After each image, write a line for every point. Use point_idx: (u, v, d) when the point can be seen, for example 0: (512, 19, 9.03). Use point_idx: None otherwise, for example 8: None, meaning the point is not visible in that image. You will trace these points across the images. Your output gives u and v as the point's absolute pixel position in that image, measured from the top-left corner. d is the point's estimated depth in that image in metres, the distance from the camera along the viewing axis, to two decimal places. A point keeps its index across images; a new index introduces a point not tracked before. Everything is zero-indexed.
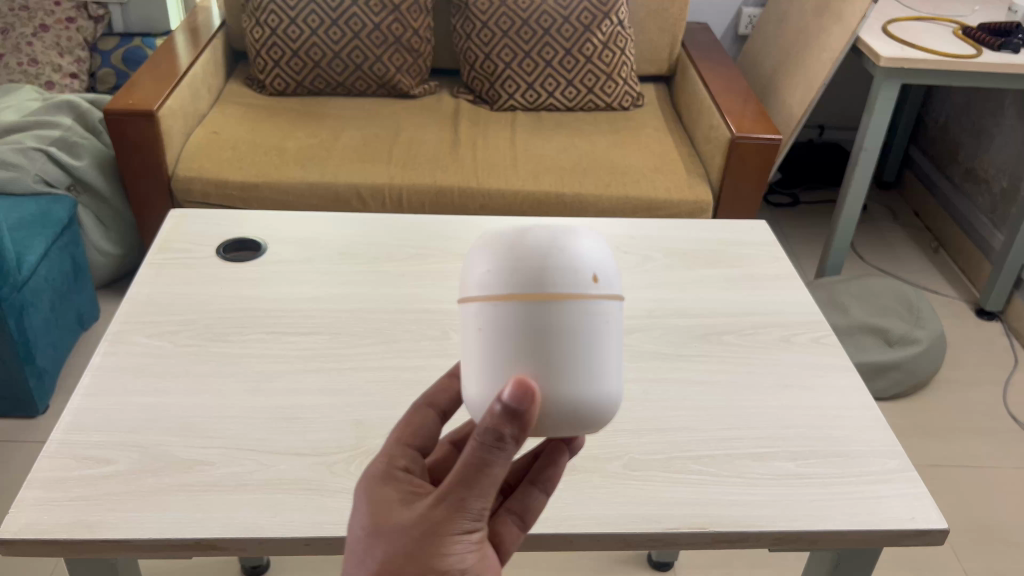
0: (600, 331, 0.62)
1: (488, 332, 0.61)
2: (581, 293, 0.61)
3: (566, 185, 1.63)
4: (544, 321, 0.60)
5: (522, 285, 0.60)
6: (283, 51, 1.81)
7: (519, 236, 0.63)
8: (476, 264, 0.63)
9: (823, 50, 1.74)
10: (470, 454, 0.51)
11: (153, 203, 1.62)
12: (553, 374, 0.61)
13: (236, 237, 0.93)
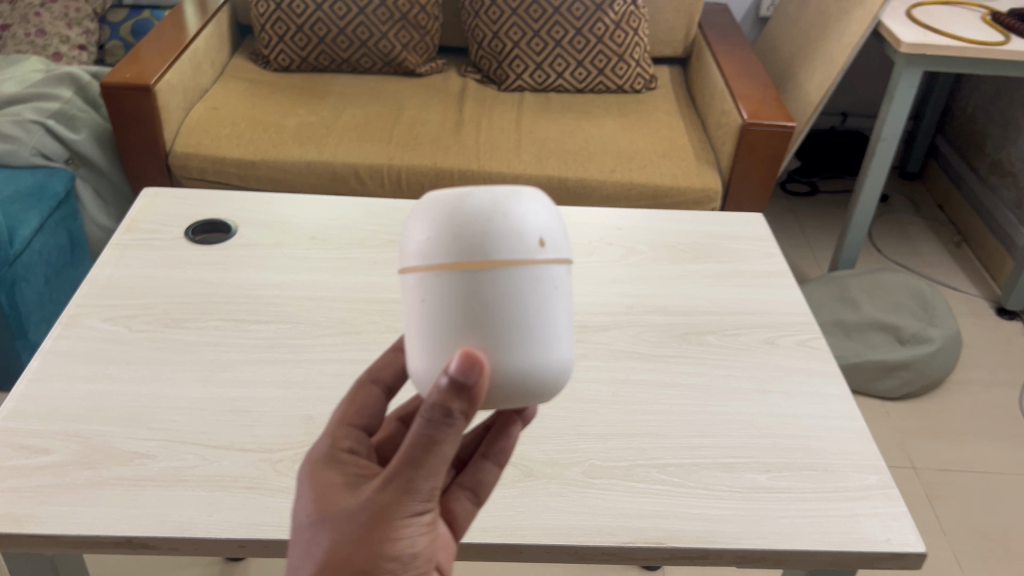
0: (548, 298, 0.60)
1: (431, 304, 0.58)
2: (528, 259, 0.58)
3: (569, 169, 1.58)
4: (491, 292, 0.57)
5: (468, 253, 0.57)
6: (287, 26, 1.78)
7: (461, 199, 0.59)
8: (415, 230, 0.59)
9: (843, 34, 1.67)
10: (417, 432, 0.48)
11: (151, 178, 1.60)
12: (501, 346, 0.58)
13: (206, 220, 0.90)
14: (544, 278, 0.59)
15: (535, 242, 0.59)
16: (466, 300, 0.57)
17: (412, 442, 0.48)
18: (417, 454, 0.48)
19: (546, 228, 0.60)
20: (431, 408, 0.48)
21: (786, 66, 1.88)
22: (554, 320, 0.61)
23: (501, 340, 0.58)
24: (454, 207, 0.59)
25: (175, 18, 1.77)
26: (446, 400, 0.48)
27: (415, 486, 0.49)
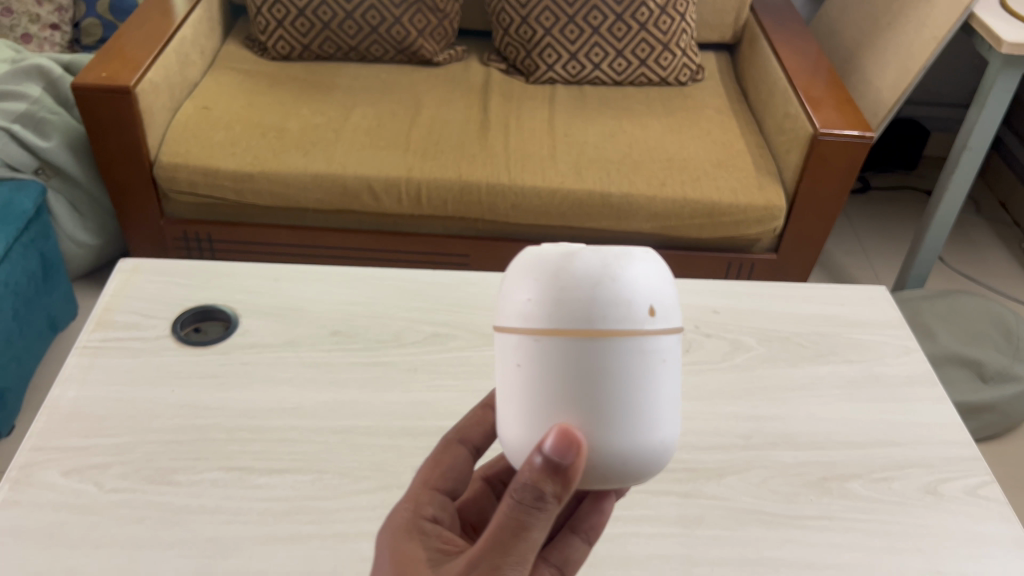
0: (658, 372, 0.52)
1: (525, 373, 0.52)
2: (636, 330, 0.51)
3: (612, 183, 1.39)
4: (593, 364, 0.50)
5: (567, 319, 0.50)
6: (287, 9, 1.57)
7: (565, 256, 0.53)
8: (515, 288, 0.53)
9: (924, 24, 1.46)
10: (508, 514, 0.48)
11: (135, 192, 1.40)
12: (600, 424, 0.51)
13: (197, 310, 0.86)
14: (654, 351, 0.51)
15: (649, 311, 0.51)
16: (563, 373, 0.51)
17: (501, 525, 0.48)
18: (506, 537, 0.48)
19: (659, 292, 0.53)
20: (523, 489, 0.48)
21: (847, 55, 1.68)
22: (664, 397, 0.53)
23: (600, 419, 0.51)
24: (557, 265, 0.52)
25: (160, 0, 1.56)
26: (539, 482, 0.48)
27: (500, 573, 0.49)
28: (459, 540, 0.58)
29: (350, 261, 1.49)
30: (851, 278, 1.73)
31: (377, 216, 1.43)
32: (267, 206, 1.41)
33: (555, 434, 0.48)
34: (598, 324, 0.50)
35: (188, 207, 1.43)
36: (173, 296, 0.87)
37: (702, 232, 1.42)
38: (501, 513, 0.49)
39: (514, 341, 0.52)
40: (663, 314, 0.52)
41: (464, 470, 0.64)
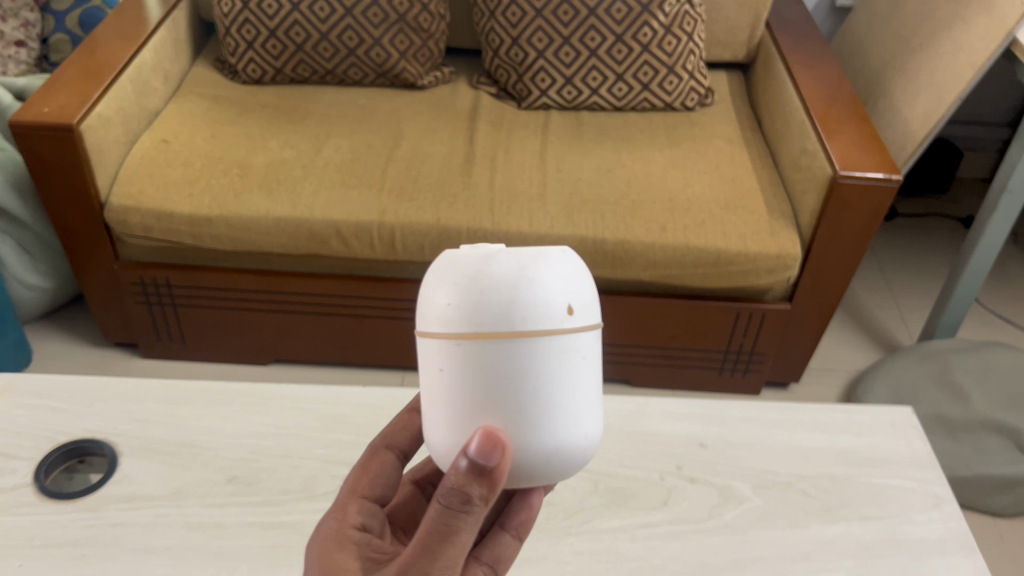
0: (578, 369, 0.52)
1: (447, 377, 0.51)
2: (555, 331, 0.50)
3: (608, 227, 1.25)
4: (513, 367, 0.50)
5: (486, 324, 0.49)
6: (257, 30, 1.44)
7: (484, 259, 0.52)
8: (434, 293, 0.52)
9: (960, 49, 1.30)
10: (435, 519, 0.49)
11: (86, 235, 1.29)
12: (525, 425, 0.51)
13: (69, 447, 0.78)
14: (573, 350, 0.51)
15: (569, 309, 0.51)
16: (483, 377, 0.50)
17: (429, 528, 0.49)
18: (434, 542, 0.49)
19: (578, 289, 0.53)
20: (450, 493, 0.49)
21: (872, 77, 1.52)
22: (585, 393, 0.53)
23: (522, 420, 0.51)
24: (472, 268, 0.51)
25: (121, 20, 1.44)
26: (465, 485, 0.49)
27: None
28: (389, 550, 0.58)
29: (320, 308, 1.36)
30: (874, 322, 1.58)
31: (349, 261, 1.30)
32: (227, 250, 1.29)
33: (479, 436, 0.49)
34: (519, 326, 0.50)
35: (145, 251, 1.31)
36: (47, 424, 0.81)
37: (707, 281, 1.28)
38: (428, 519, 0.49)
39: (434, 347, 0.51)
40: (582, 311, 0.52)
41: (391, 474, 0.64)
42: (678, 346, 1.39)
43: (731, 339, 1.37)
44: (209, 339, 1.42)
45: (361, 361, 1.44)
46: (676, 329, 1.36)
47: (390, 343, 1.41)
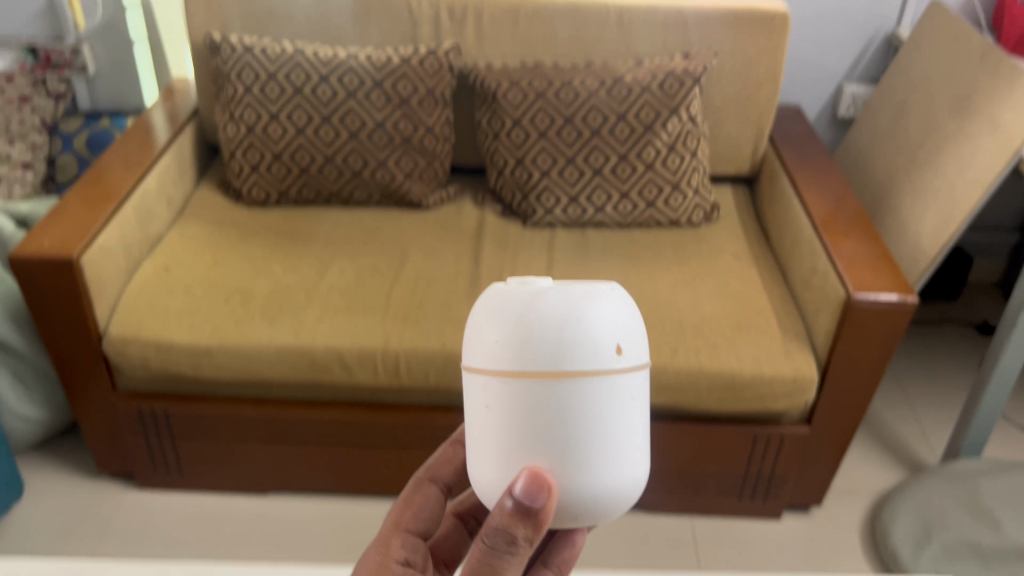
0: (628, 409, 0.50)
1: (494, 417, 0.50)
2: (606, 371, 0.48)
3: None
4: (560, 408, 0.48)
5: (535, 363, 0.48)
6: (262, 154, 1.45)
7: (533, 293, 0.50)
8: (481, 326, 0.50)
9: (966, 165, 1.29)
10: (480, 556, 0.51)
11: (82, 366, 1.25)
12: (570, 466, 0.50)
13: None
14: (625, 389, 0.49)
15: (617, 348, 0.49)
16: (530, 417, 0.49)
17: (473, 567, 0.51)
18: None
19: (629, 327, 0.50)
20: (496, 533, 0.50)
21: (878, 190, 1.52)
22: (635, 433, 0.51)
23: (570, 462, 0.49)
24: (520, 305, 0.49)
25: (127, 147, 1.44)
26: (510, 527, 0.50)
27: None
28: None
29: (321, 435, 1.31)
30: (894, 438, 1.53)
31: (352, 388, 1.27)
32: (227, 380, 1.25)
33: (524, 479, 0.49)
34: (566, 365, 0.48)
35: (143, 381, 1.28)
36: None
37: (722, 404, 1.23)
38: (474, 556, 0.51)
39: (482, 384, 0.50)
40: (632, 349, 0.50)
41: (434, 507, 0.64)
42: (693, 471, 1.33)
43: (748, 464, 1.32)
44: (207, 468, 1.37)
45: (364, 489, 1.39)
46: (690, 453, 1.31)
47: (393, 471, 1.35)
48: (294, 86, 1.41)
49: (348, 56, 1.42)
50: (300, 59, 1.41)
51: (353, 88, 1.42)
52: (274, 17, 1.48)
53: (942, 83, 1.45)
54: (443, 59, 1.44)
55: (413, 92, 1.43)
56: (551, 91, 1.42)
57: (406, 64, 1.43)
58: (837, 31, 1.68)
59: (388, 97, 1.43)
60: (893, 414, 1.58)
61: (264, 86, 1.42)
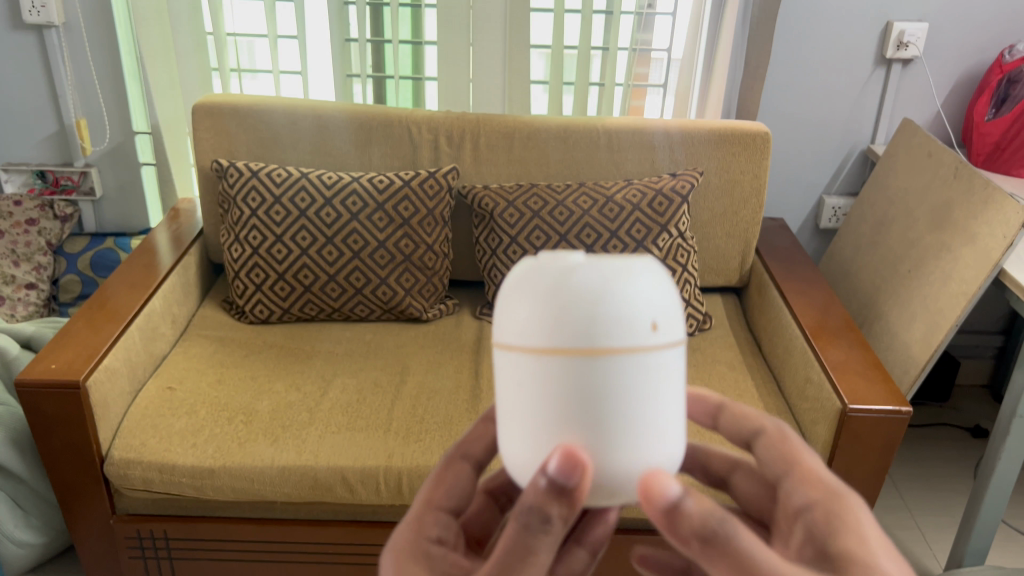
0: (662, 386, 0.51)
1: (526, 392, 0.51)
2: (638, 351, 0.49)
3: None
4: (593, 385, 0.49)
5: (567, 339, 0.49)
6: (266, 274, 1.48)
7: (565, 265, 0.50)
8: (512, 300, 0.51)
9: (948, 277, 1.35)
10: (514, 538, 0.50)
11: (81, 490, 1.25)
12: (604, 441, 0.50)
13: None
14: (657, 368, 0.50)
15: (653, 322, 0.50)
16: (562, 392, 0.50)
17: (505, 547, 0.50)
18: (515, 561, 0.50)
19: (663, 301, 0.51)
20: (531, 512, 0.49)
21: (865, 299, 1.56)
22: (668, 410, 0.52)
23: (605, 438, 0.50)
24: (552, 276, 0.50)
25: (131, 269, 1.48)
26: (545, 505, 0.49)
27: None
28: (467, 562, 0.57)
29: (322, 556, 1.30)
30: (898, 547, 1.52)
31: (354, 507, 1.26)
32: (229, 501, 1.25)
33: (558, 457, 0.49)
34: (600, 338, 0.49)
35: (143, 504, 1.27)
36: None
37: None
38: (508, 535, 0.50)
39: (515, 361, 0.51)
40: (666, 324, 0.50)
41: (465, 488, 0.61)
42: None
43: None
44: None
45: None
46: None
47: None
48: (299, 208, 1.47)
49: (352, 180, 1.49)
50: (305, 182, 1.48)
51: (356, 210, 1.47)
52: (281, 144, 1.56)
53: (919, 198, 1.51)
54: (443, 181, 1.51)
55: (414, 212, 1.49)
56: (546, 210, 1.48)
57: (407, 186, 1.49)
58: (815, 148, 1.77)
59: (389, 217, 1.48)
60: (894, 521, 1.58)
61: (270, 209, 1.47)
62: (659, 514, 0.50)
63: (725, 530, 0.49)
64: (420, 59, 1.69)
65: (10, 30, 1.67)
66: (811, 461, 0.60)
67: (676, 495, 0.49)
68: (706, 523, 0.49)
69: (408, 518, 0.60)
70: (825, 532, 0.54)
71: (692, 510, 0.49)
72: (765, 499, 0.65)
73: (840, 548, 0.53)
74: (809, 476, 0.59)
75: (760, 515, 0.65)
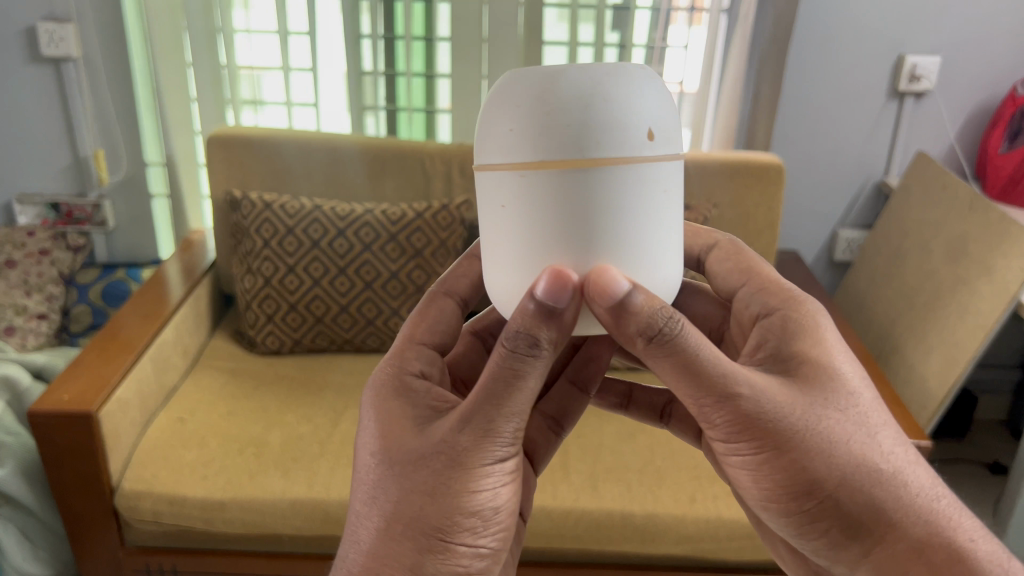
0: (653, 195, 0.53)
1: (516, 210, 0.54)
2: (630, 161, 0.52)
3: (635, 499, 1.21)
4: (583, 198, 0.52)
5: (558, 150, 0.51)
6: (278, 304, 1.48)
7: (555, 77, 0.52)
8: (499, 116, 0.53)
9: (965, 310, 1.33)
10: (502, 362, 0.55)
11: (90, 522, 1.23)
12: (594, 257, 0.54)
13: None
14: (648, 176, 0.53)
15: (643, 134, 0.52)
16: (553, 207, 0.52)
17: (492, 375, 0.55)
18: (503, 388, 0.55)
19: (655, 112, 0.53)
20: (519, 335, 0.54)
21: (881, 332, 1.55)
22: (657, 226, 0.55)
23: (597, 253, 0.54)
24: (540, 87, 0.51)
25: (141, 300, 1.47)
26: (532, 329, 0.54)
27: (491, 426, 0.56)
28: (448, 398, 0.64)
29: None
30: None
31: None
32: (239, 534, 1.23)
33: (547, 277, 0.52)
34: (589, 150, 0.51)
35: (150, 537, 1.25)
36: None
37: (743, 553, 1.21)
38: (496, 364, 0.55)
39: (504, 178, 0.53)
40: (657, 135, 0.52)
41: (450, 323, 0.71)
42: None
43: None
44: None
45: None
46: None
47: None
48: (312, 239, 1.46)
49: (365, 212, 1.49)
50: (319, 214, 1.47)
51: (368, 241, 1.47)
52: (294, 176, 1.56)
53: (935, 230, 1.50)
54: (456, 213, 1.50)
55: (427, 244, 1.48)
56: None
57: (420, 217, 1.49)
58: (829, 180, 1.77)
59: (402, 248, 1.48)
60: None
61: (282, 240, 1.47)
62: (607, 311, 0.53)
63: (670, 325, 0.55)
64: (434, 91, 1.70)
65: (28, 63, 1.68)
66: (763, 267, 0.71)
67: (625, 290, 0.53)
68: (652, 312, 0.54)
69: (393, 351, 0.68)
70: (778, 334, 0.64)
71: (639, 306, 0.53)
72: (717, 318, 0.76)
73: (790, 346, 0.63)
74: (764, 286, 0.69)
75: (711, 329, 0.76)
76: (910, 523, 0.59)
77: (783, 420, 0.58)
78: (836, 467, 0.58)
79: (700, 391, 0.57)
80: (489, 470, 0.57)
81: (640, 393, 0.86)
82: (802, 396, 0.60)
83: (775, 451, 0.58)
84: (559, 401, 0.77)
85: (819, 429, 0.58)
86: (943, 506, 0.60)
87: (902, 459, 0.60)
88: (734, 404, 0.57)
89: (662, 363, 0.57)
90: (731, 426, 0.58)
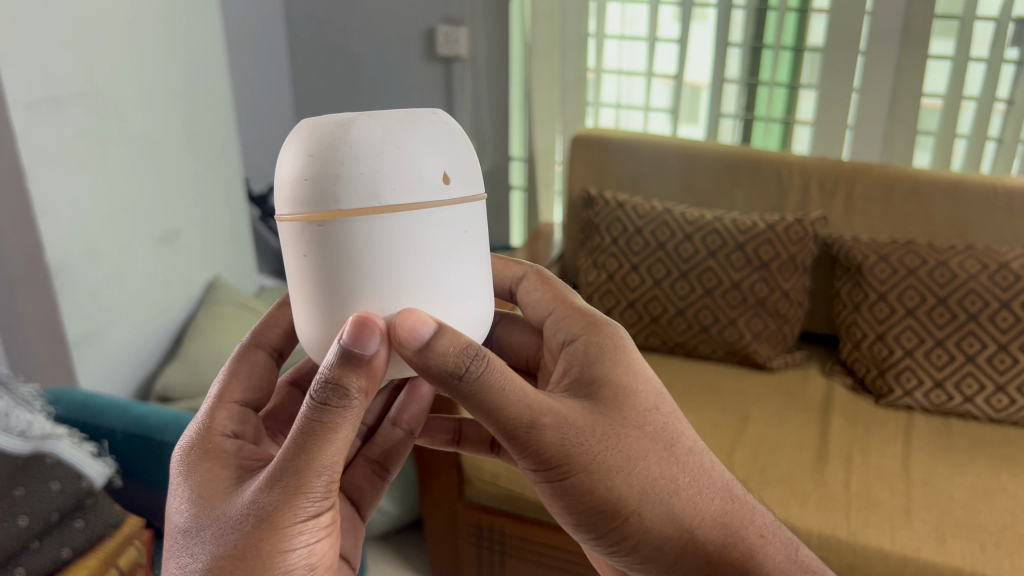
0: (448, 238, 0.51)
1: (313, 260, 0.51)
2: (427, 204, 0.50)
3: (989, 562, 1.08)
4: (382, 244, 0.49)
5: (339, 198, 0.48)
6: (617, 300, 1.53)
7: (345, 129, 0.50)
8: (292, 167, 0.50)
9: None
10: (311, 413, 0.49)
11: (439, 471, 1.37)
12: (397, 304, 0.51)
13: None
14: (449, 220, 0.51)
15: (436, 177, 0.50)
16: (347, 256, 0.50)
17: (302, 425, 0.49)
18: (310, 440, 0.49)
19: (450, 155, 0.51)
20: (325, 385, 0.49)
21: None
22: (460, 269, 0.52)
23: (402, 294, 0.51)
24: (329, 136, 0.49)
25: None
26: (342, 377, 0.49)
27: (306, 482, 0.50)
28: (264, 455, 0.58)
29: None
30: None
31: None
32: None
33: (352, 324, 0.49)
34: (382, 196, 0.49)
35: (490, 495, 1.35)
36: None
37: None
38: (302, 416, 0.50)
39: (298, 231, 0.51)
40: (452, 177, 0.51)
41: (268, 376, 0.66)
42: None
43: None
44: None
45: None
46: None
47: None
48: (658, 241, 1.50)
49: (713, 219, 1.50)
50: (668, 218, 1.51)
51: (714, 249, 1.47)
52: (647, 178, 1.61)
53: None
54: (809, 228, 1.46)
55: (775, 257, 1.45)
56: (924, 270, 1.38)
57: (770, 230, 1.46)
58: None
59: (747, 259, 1.46)
60: None
61: (630, 239, 1.53)
62: (413, 355, 0.50)
63: (475, 361, 0.52)
64: (795, 102, 1.65)
65: (425, 61, 1.91)
66: (568, 296, 0.69)
67: (430, 332, 0.50)
68: (458, 353, 0.51)
69: (201, 412, 0.60)
70: (581, 360, 0.62)
71: (444, 348, 0.50)
72: (531, 347, 0.74)
73: (592, 371, 0.61)
74: (569, 313, 0.67)
75: (529, 359, 0.74)
76: (707, 528, 0.61)
77: (584, 445, 0.57)
78: (635, 484, 0.59)
79: (501, 424, 0.55)
80: (302, 527, 0.50)
81: (469, 427, 0.81)
82: (603, 422, 0.58)
83: (577, 480, 0.57)
84: (383, 443, 0.74)
85: (620, 453, 0.58)
86: (737, 503, 0.64)
87: (695, 471, 0.62)
88: (539, 434, 0.55)
89: (462, 401, 0.54)
90: (534, 457, 0.56)
